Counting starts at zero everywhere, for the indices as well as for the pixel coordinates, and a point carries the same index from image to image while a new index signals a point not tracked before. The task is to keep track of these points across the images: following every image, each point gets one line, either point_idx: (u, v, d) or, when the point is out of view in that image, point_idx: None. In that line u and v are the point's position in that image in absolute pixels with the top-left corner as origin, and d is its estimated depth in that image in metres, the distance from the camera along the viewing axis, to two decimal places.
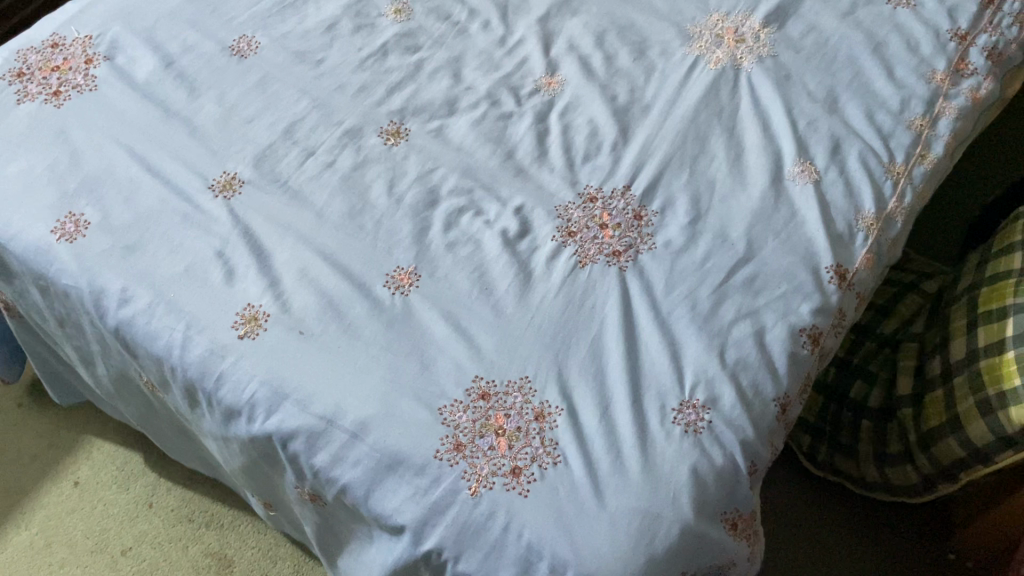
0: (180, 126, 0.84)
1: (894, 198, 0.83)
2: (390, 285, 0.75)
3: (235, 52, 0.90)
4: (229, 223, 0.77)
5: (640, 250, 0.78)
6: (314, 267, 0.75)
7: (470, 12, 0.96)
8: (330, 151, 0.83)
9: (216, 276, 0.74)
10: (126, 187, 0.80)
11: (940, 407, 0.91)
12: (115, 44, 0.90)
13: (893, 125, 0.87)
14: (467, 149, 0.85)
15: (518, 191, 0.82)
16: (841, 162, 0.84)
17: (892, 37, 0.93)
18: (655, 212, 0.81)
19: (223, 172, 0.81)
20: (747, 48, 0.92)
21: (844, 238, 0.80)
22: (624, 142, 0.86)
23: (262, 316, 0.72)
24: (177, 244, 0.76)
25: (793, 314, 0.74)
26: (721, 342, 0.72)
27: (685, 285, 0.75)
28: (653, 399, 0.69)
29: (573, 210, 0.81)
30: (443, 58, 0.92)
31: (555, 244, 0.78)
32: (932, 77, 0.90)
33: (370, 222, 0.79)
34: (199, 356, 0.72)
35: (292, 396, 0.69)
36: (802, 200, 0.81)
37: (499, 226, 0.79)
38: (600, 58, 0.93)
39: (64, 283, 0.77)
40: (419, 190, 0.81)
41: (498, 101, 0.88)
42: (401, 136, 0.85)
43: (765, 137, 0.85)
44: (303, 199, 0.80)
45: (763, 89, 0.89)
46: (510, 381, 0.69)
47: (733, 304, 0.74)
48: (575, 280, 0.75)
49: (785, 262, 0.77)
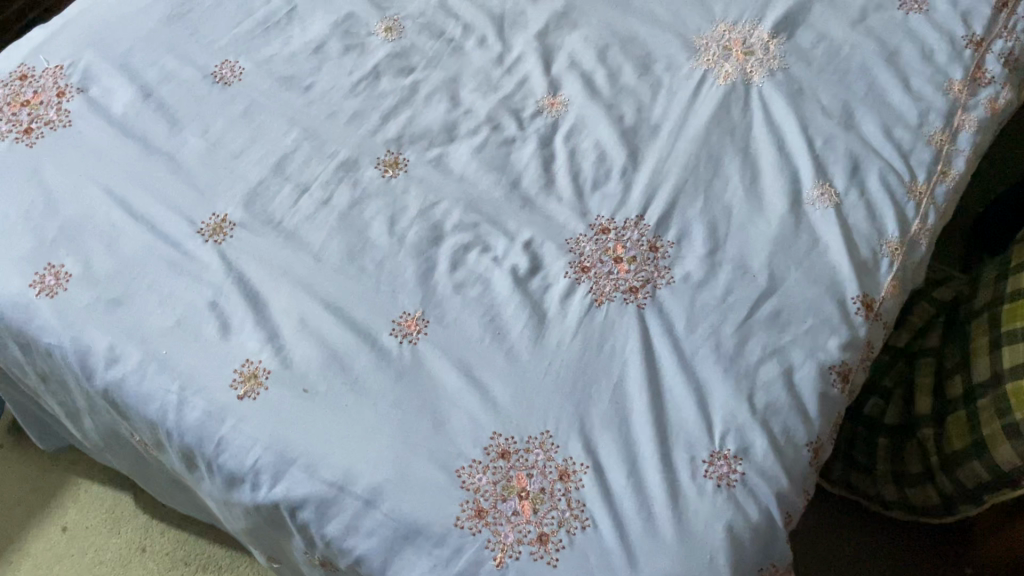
0: (162, 163, 0.79)
1: (917, 219, 0.79)
2: (397, 334, 0.70)
3: (217, 79, 0.85)
4: (221, 271, 0.72)
5: (658, 285, 0.74)
6: (314, 317, 0.71)
7: (464, 28, 0.91)
8: (324, 186, 0.78)
9: (211, 329, 0.70)
10: (108, 233, 0.74)
11: (963, 428, 0.88)
12: (89, 73, 0.84)
13: (912, 141, 0.83)
14: (469, 179, 0.80)
15: (526, 224, 0.78)
16: (861, 183, 0.80)
17: (906, 45, 0.89)
18: (671, 242, 0.77)
19: (211, 215, 0.76)
20: (757, 61, 0.88)
21: (869, 265, 0.76)
22: (634, 167, 0.81)
23: (262, 373, 0.68)
24: (165, 295, 0.71)
25: (821, 350, 0.71)
26: (749, 385, 0.68)
27: (708, 322, 0.72)
28: (681, 452, 0.65)
29: (585, 242, 0.77)
30: (439, 79, 0.87)
31: (568, 281, 0.74)
32: (949, 87, 0.87)
33: (371, 264, 0.74)
34: (197, 420, 0.67)
35: (299, 461, 0.65)
36: (824, 226, 0.77)
37: (508, 263, 0.75)
38: (604, 75, 0.88)
39: (46, 341, 0.71)
40: (421, 227, 0.77)
41: (499, 125, 0.84)
42: (400, 166, 0.81)
43: (782, 158, 0.82)
44: (299, 241, 0.75)
45: (776, 105, 0.85)
46: (531, 437, 0.65)
47: (759, 341, 0.71)
48: (592, 322, 0.72)
49: (810, 295, 0.74)
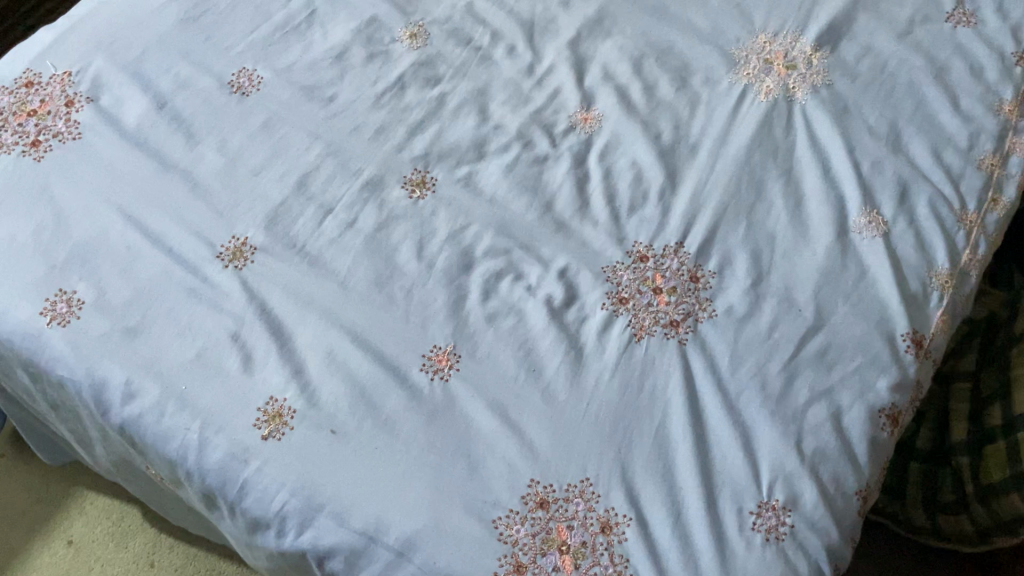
0: (179, 181, 0.75)
1: (967, 249, 0.76)
2: (427, 369, 0.67)
3: (234, 89, 0.80)
4: (242, 299, 0.69)
5: (699, 318, 0.71)
6: (341, 350, 0.67)
7: (493, 35, 0.87)
8: (350, 208, 0.75)
9: (233, 364, 0.66)
10: (122, 257, 0.71)
11: (1002, 459, 0.86)
12: (98, 81, 0.80)
13: (962, 166, 0.79)
14: (500, 201, 0.77)
15: (561, 249, 0.74)
16: (909, 211, 0.77)
17: (955, 62, 0.85)
18: (712, 272, 0.73)
19: (231, 237, 0.72)
20: (799, 76, 0.84)
21: (919, 299, 0.73)
22: (672, 189, 0.78)
23: (286, 412, 0.64)
24: (185, 325, 0.68)
25: (871, 391, 0.68)
26: (797, 430, 0.65)
27: (753, 360, 0.68)
28: (727, 502, 0.63)
29: (622, 271, 0.73)
30: (467, 90, 0.83)
31: (606, 314, 0.71)
32: (1000, 107, 0.83)
33: (400, 293, 0.71)
34: (219, 461, 0.64)
35: (327, 508, 0.62)
36: (871, 256, 0.74)
37: (543, 293, 0.72)
38: (640, 88, 0.84)
39: (58, 373, 0.68)
40: (451, 252, 0.73)
41: (531, 142, 0.80)
42: (427, 186, 0.77)
43: (827, 181, 0.78)
44: (324, 267, 0.71)
45: (820, 124, 0.81)
46: (570, 486, 0.63)
47: (806, 382, 0.68)
48: (632, 358, 0.68)
49: (858, 331, 0.70)
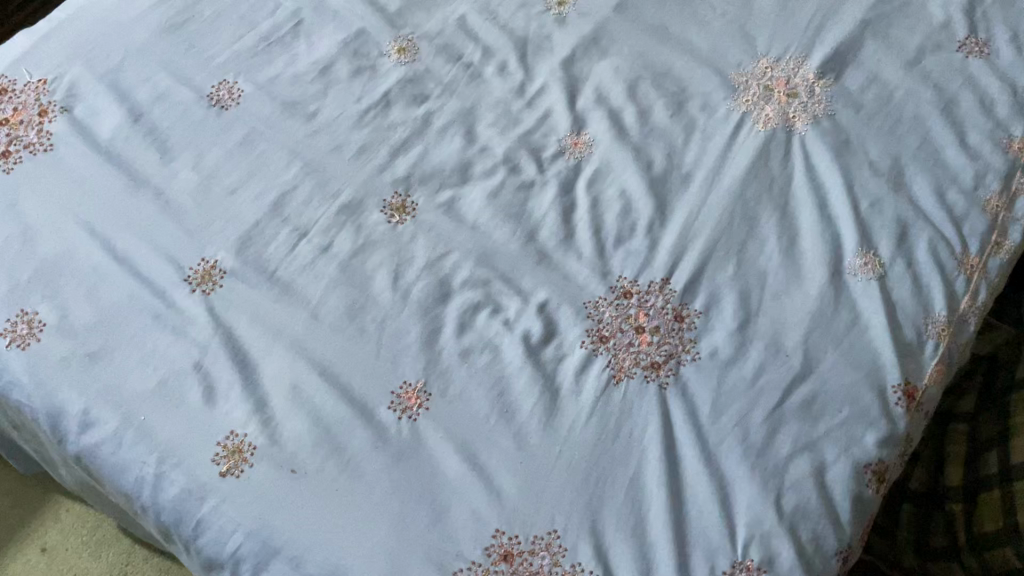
0: (151, 199, 0.72)
1: (966, 296, 0.73)
2: (396, 407, 0.65)
3: (213, 102, 0.78)
4: (208, 327, 0.67)
5: (681, 361, 0.68)
6: (307, 385, 0.65)
7: (484, 52, 0.84)
8: (325, 231, 0.72)
9: (195, 395, 0.64)
10: (87, 278, 0.69)
11: (997, 510, 0.84)
12: (74, 90, 0.77)
13: (966, 207, 0.76)
14: (482, 228, 0.74)
15: (542, 282, 0.71)
16: (908, 253, 0.73)
17: (964, 95, 0.81)
18: (698, 311, 0.70)
19: (200, 259, 0.70)
20: (800, 105, 0.80)
21: (913, 347, 0.70)
22: (661, 221, 0.75)
23: (246, 449, 0.62)
24: (148, 352, 0.66)
25: (858, 446, 0.65)
26: (777, 485, 0.63)
27: (735, 409, 0.66)
28: (700, 560, 0.61)
29: (604, 307, 0.70)
30: (455, 110, 0.80)
31: (584, 352, 0.68)
32: (1009, 145, 0.79)
33: (372, 324, 0.68)
34: (175, 497, 0.62)
35: (284, 552, 0.60)
36: (866, 300, 0.71)
37: (520, 328, 0.69)
38: (633, 112, 0.81)
39: (16, 398, 0.66)
40: (428, 282, 0.71)
41: (518, 166, 0.77)
42: (407, 211, 0.74)
43: (823, 218, 0.75)
44: (294, 294, 0.69)
45: (820, 157, 0.78)
46: (537, 538, 0.60)
47: (791, 433, 0.65)
48: (608, 403, 0.66)
49: (848, 381, 0.67)
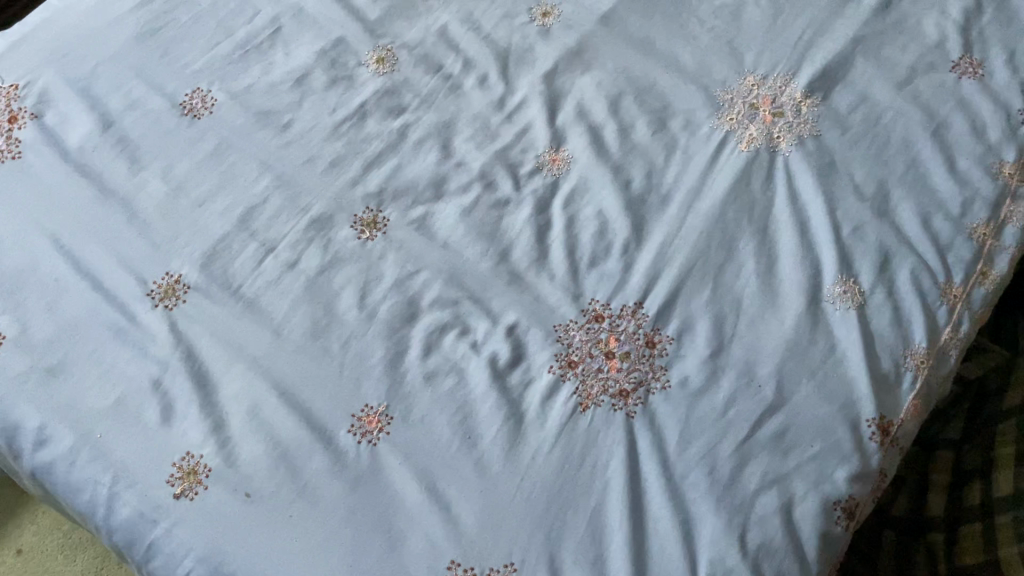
0: (117, 211, 0.72)
1: (948, 328, 0.71)
2: (356, 431, 0.64)
3: (186, 111, 0.77)
4: (168, 344, 0.66)
5: (651, 389, 0.66)
6: (266, 407, 0.64)
7: (465, 63, 0.82)
8: (293, 246, 0.71)
9: (151, 414, 0.64)
10: (50, 291, 0.69)
11: (977, 544, 0.83)
12: (45, 96, 0.77)
13: (951, 235, 0.74)
14: (454, 246, 0.72)
15: (512, 304, 0.70)
16: (890, 282, 0.71)
17: (956, 117, 0.78)
18: (670, 337, 0.69)
19: (165, 273, 0.69)
20: (786, 125, 0.78)
21: (890, 380, 0.68)
22: (637, 242, 0.73)
23: (201, 470, 0.62)
24: (107, 369, 0.66)
25: (829, 482, 0.63)
26: (742, 521, 0.61)
27: (703, 440, 0.64)
28: None
29: (574, 330, 0.69)
30: (431, 123, 0.78)
31: (552, 378, 0.67)
32: (999, 170, 0.76)
33: (337, 344, 0.67)
34: (127, 519, 0.62)
35: None
36: (843, 331, 0.69)
37: (488, 351, 0.68)
38: (614, 129, 0.78)
39: None
40: (396, 301, 0.69)
41: (493, 183, 0.76)
42: (378, 227, 0.73)
43: (804, 244, 0.73)
44: (259, 311, 0.68)
45: (803, 180, 0.75)
46: (493, 571, 0.59)
47: (759, 467, 0.63)
48: (573, 432, 0.64)
49: (821, 414, 0.65)
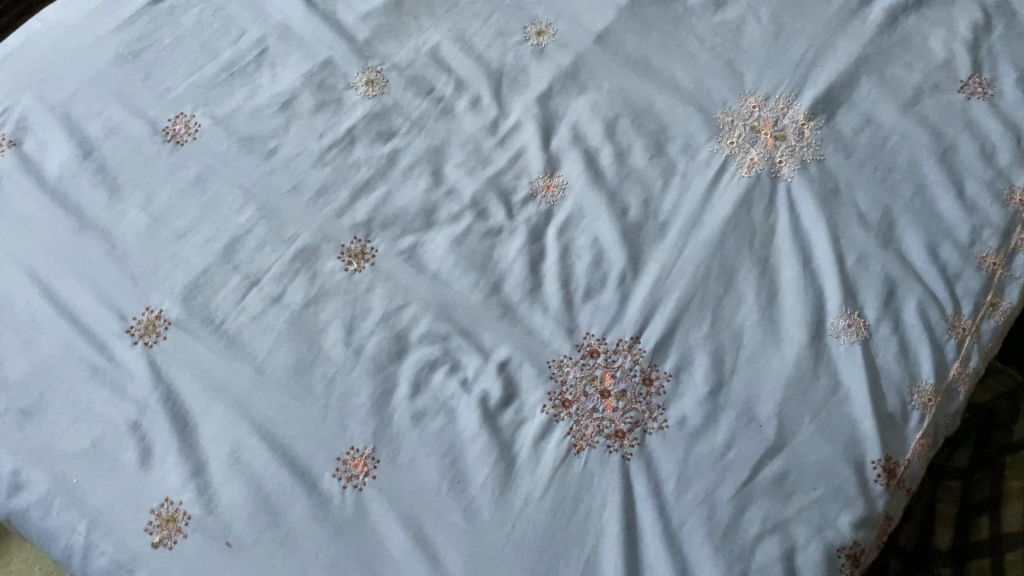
0: (96, 243, 0.71)
1: (957, 362, 0.68)
2: (340, 475, 0.62)
3: (168, 137, 0.75)
4: (147, 384, 0.65)
5: (647, 430, 0.64)
6: (247, 449, 0.63)
7: (456, 84, 0.79)
8: (277, 280, 0.69)
9: (129, 456, 0.63)
10: (26, 326, 0.69)
11: None
12: (24, 123, 0.77)
13: (960, 265, 0.71)
14: (443, 278, 0.70)
15: (503, 339, 0.67)
16: (896, 315, 0.68)
17: (965, 140, 0.75)
18: (668, 374, 0.66)
19: (144, 308, 0.68)
20: (788, 149, 0.75)
21: (896, 419, 0.65)
22: (634, 273, 0.70)
23: (180, 518, 0.61)
24: (84, 411, 0.65)
25: (831, 527, 0.61)
26: (741, 570, 0.59)
27: (701, 484, 0.61)
28: None
29: (568, 367, 0.66)
30: (421, 148, 0.76)
31: (545, 418, 0.64)
32: (1009, 196, 0.73)
33: (321, 382, 0.65)
34: (103, 568, 0.61)
35: None
36: (848, 367, 0.66)
37: (478, 390, 0.65)
38: (610, 154, 0.76)
39: None
40: (383, 336, 0.67)
41: (485, 211, 0.73)
42: (365, 258, 0.70)
43: (807, 274, 0.70)
44: (240, 347, 0.67)
45: (806, 206, 0.73)
46: None
47: (759, 513, 0.61)
48: (566, 475, 0.62)
49: (825, 456, 0.63)
